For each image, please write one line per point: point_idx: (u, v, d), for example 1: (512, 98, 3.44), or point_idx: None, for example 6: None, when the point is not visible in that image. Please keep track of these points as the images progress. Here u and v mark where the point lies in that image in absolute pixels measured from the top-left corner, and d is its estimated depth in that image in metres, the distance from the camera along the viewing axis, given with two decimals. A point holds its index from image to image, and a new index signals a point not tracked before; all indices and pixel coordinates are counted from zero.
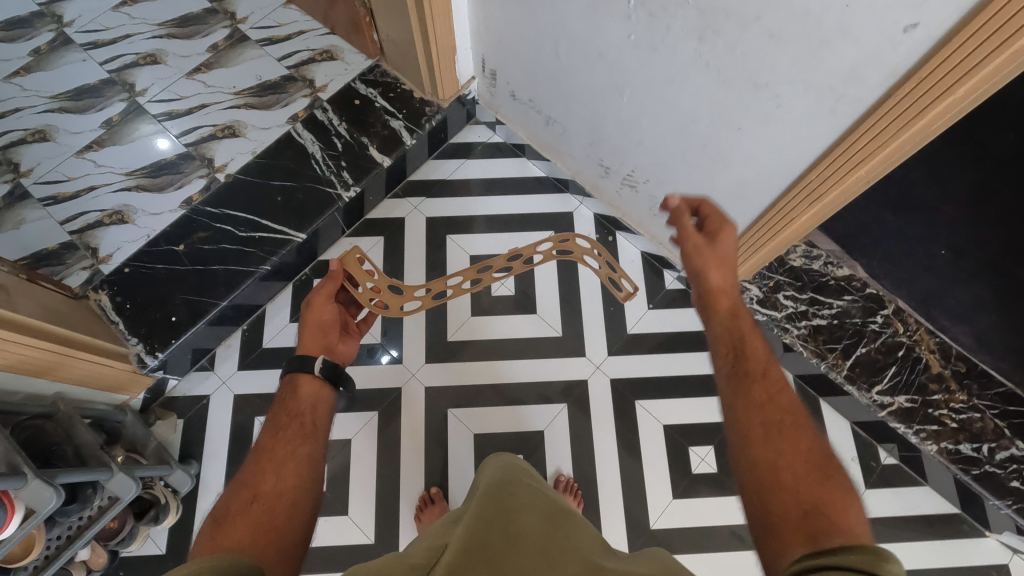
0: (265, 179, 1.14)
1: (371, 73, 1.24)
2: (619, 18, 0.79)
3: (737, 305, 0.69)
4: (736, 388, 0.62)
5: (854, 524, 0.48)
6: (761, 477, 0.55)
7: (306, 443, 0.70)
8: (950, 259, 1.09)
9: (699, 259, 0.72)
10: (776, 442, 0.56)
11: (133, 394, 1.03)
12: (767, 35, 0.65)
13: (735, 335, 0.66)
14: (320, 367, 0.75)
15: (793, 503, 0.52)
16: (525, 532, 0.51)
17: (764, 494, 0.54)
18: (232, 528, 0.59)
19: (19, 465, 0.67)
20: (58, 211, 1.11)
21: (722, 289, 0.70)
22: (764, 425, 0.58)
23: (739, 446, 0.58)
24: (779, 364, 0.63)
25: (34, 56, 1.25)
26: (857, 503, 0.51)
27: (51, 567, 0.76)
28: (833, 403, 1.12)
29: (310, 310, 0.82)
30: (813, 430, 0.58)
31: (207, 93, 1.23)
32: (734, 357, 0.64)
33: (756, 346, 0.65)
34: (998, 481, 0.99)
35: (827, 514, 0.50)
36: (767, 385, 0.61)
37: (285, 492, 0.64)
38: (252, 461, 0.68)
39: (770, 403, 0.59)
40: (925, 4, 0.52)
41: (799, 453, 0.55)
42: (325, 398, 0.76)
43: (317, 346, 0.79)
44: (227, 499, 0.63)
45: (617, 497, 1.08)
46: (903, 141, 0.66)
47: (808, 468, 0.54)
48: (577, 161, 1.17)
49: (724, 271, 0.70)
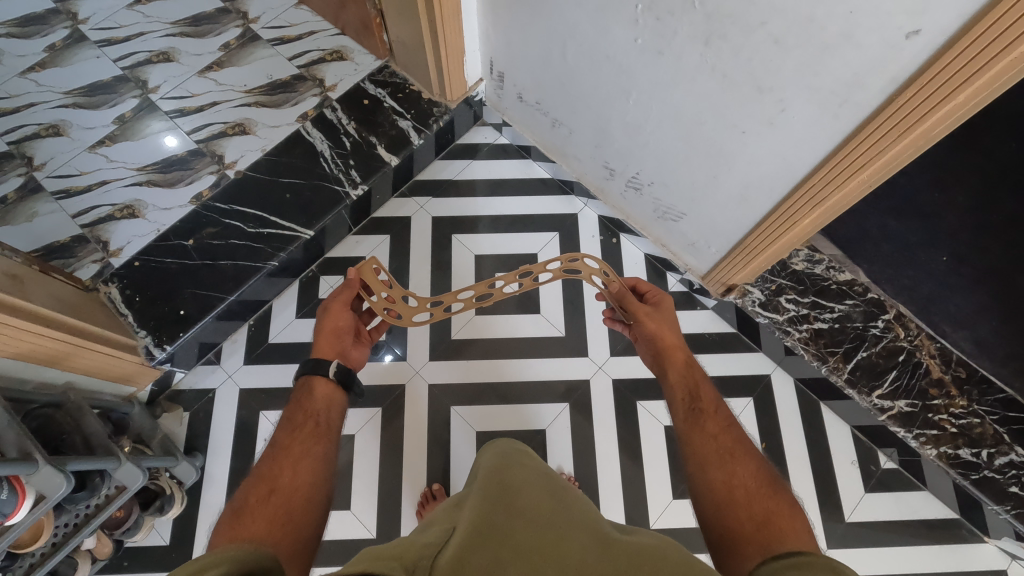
0: (275, 177, 1.15)
1: (380, 74, 1.25)
2: (626, 22, 0.80)
3: (688, 357, 0.79)
4: (692, 430, 0.70)
5: (798, 528, 0.58)
6: (722, 505, 0.62)
7: (321, 442, 0.71)
8: (951, 266, 1.10)
9: (650, 321, 0.82)
10: (729, 467, 0.65)
11: (141, 386, 1.04)
12: (771, 40, 0.66)
13: (689, 382, 0.75)
14: (334, 371, 0.77)
15: (748, 515, 0.60)
16: (532, 512, 0.53)
17: (722, 513, 0.62)
18: (250, 520, 0.60)
19: (32, 451, 0.68)
20: (70, 204, 1.13)
21: (673, 345, 0.79)
22: (716, 459, 0.66)
23: (696, 476, 0.66)
24: (727, 403, 0.72)
25: (49, 52, 1.27)
26: (799, 513, 0.61)
27: (58, 554, 0.77)
28: (833, 407, 1.13)
29: (325, 317, 0.83)
30: (759, 455, 0.67)
31: (218, 91, 1.24)
32: (687, 401, 0.73)
33: (707, 388, 0.74)
34: (997, 486, 0.99)
35: (776, 521, 0.59)
36: (719, 421, 0.70)
37: (301, 487, 0.65)
38: (269, 456, 0.69)
39: (718, 439, 0.68)
40: (926, 11, 0.53)
41: (749, 474, 0.64)
42: (339, 403, 0.78)
43: (332, 349, 0.81)
44: (245, 493, 0.64)
45: (617, 496, 1.09)
46: (903, 146, 0.67)
47: (758, 484, 0.63)
48: (582, 163, 1.18)
49: (672, 329, 0.81)
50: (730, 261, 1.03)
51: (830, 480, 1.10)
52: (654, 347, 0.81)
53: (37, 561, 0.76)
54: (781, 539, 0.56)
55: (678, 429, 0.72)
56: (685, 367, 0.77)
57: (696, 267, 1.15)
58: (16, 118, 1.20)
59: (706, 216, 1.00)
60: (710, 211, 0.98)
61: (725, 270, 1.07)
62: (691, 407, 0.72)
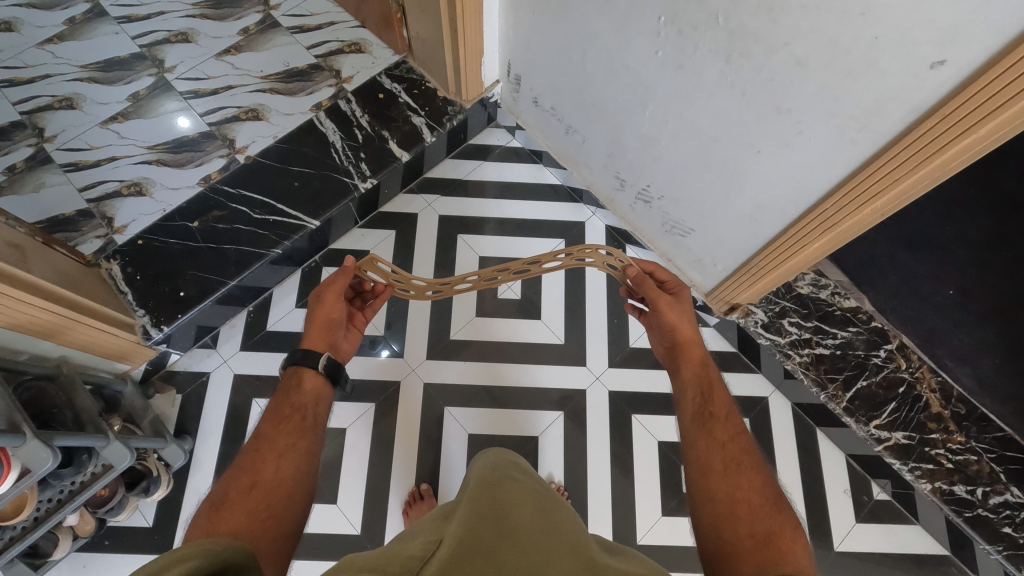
0: (284, 165, 1.15)
1: (397, 69, 1.25)
2: (649, 33, 0.80)
3: (704, 356, 0.78)
4: (699, 434, 0.69)
5: (798, 552, 0.57)
6: (721, 517, 0.61)
7: (306, 437, 0.71)
8: (957, 299, 1.09)
9: (670, 311, 0.81)
10: (734, 477, 0.64)
11: (135, 364, 1.04)
12: (794, 61, 0.65)
13: (702, 382, 0.75)
14: (324, 363, 0.76)
15: (748, 530, 0.59)
16: (520, 529, 0.52)
17: (721, 525, 0.61)
18: (228, 513, 0.59)
19: (20, 424, 0.67)
20: (78, 178, 1.12)
21: (689, 341, 0.79)
22: (722, 470, 0.65)
23: (698, 482, 0.66)
24: (739, 410, 0.72)
25: (69, 25, 1.27)
26: (801, 534, 0.60)
27: (38, 529, 0.77)
28: (829, 434, 1.11)
29: (318, 308, 0.80)
30: (766, 470, 0.66)
31: (234, 75, 1.24)
32: (699, 403, 0.73)
33: (720, 391, 0.74)
34: (991, 525, 0.99)
35: (777, 541, 0.58)
36: (728, 428, 0.69)
37: (284, 481, 0.65)
38: (252, 447, 0.68)
39: (727, 448, 0.67)
40: (953, 43, 0.53)
41: (754, 488, 0.63)
42: (325, 396, 0.78)
43: (323, 341, 0.79)
44: (225, 483, 0.64)
45: (606, 509, 1.08)
46: (920, 176, 0.66)
47: (762, 500, 0.62)
48: (593, 171, 1.18)
49: (690, 323, 0.80)
50: (736, 280, 1.02)
51: (823, 508, 1.07)
52: (670, 340, 0.80)
53: (18, 534, 0.76)
54: (780, 560, 0.55)
55: (685, 429, 0.71)
56: (697, 362, 0.77)
57: (701, 283, 1.14)
58: (30, 89, 1.20)
59: (715, 232, 0.99)
60: (720, 227, 0.97)
61: (729, 289, 1.06)
62: (701, 409, 0.72)
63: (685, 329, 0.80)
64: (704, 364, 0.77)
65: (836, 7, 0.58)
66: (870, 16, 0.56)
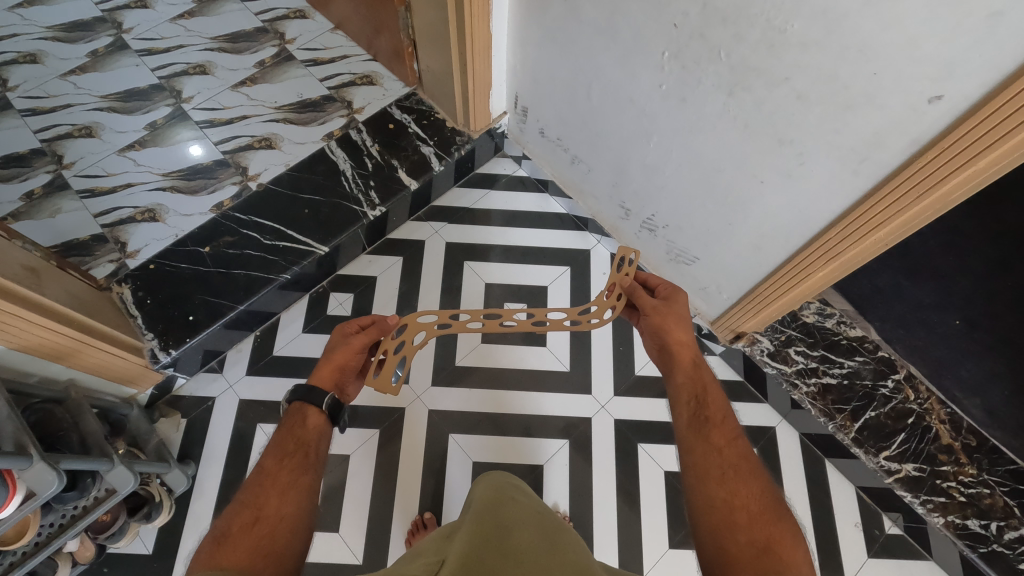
0: (295, 192, 1.17)
1: (407, 100, 1.29)
2: (653, 68, 0.82)
3: (696, 357, 0.77)
4: (694, 437, 0.68)
5: (798, 561, 0.57)
6: (720, 525, 0.61)
7: (307, 473, 0.70)
8: (963, 329, 1.09)
9: (657, 315, 0.80)
10: (732, 484, 0.63)
11: (142, 388, 1.04)
12: (794, 95, 0.67)
13: (696, 384, 0.74)
14: (327, 403, 0.75)
15: (748, 539, 0.59)
16: (523, 548, 0.53)
17: (719, 532, 0.60)
18: (230, 549, 0.60)
19: (27, 445, 0.66)
20: (94, 203, 1.15)
21: (682, 342, 0.77)
22: (719, 476, 0.64)
23: (696, 489, 0.65)
24: (735, 413, 0.71)
25: (91, 57, 1.32)
26: (801, 542, 0.60)
27: (38, 555, 0.76)
28: (840, 467, 1.09)
29: (337, 349, 0.80)
30: (766, 477, 0.65)
31: (249, 106, 1.28)
32: (693, 406, 0.71)
33: (714, 393, 0.73)
34: (1006, 561, 0.97)
35: (776, 549, 0.58)
36: (725, 433, 0.69)
37: (287, 516, 0.65)
38: (253, 482, 0.68)
39: (724, 453, 0.67)
40: (949, 79, 0.55)
41: (753, 495, 0.63)
42: (327, 435, 0.76)
43: (331, 381, 0.78)
44: (228, 518, 0.64)
45: (610, 541, 1.06)
46: (923, 207, 0.66)
47: (761, 508, 0.62)
48: (599, 201, 1.20)
49: (683, 325, 0.78)
50: (741, 309, 1.03)
51: (833, 543, 1.04)
52: (661, 341, 0.79)
53: (19, 559, 0.74)
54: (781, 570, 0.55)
55: (681, 433, 0.70)
56: (690, 363, 0.76)
57: (706, 312, 1.14)
58: (52, 117, 1.24)
59: (720, 260, 0.99)
60: (724, 255, 0.98)
61: (736, 317, 1.06)
62: (697, 414, 0.71)
63: (677, 332, 0.78)
64: (696, 364, 0.76)
65: (836, 45, 0.60)
66: (868, 53, 0.58)
